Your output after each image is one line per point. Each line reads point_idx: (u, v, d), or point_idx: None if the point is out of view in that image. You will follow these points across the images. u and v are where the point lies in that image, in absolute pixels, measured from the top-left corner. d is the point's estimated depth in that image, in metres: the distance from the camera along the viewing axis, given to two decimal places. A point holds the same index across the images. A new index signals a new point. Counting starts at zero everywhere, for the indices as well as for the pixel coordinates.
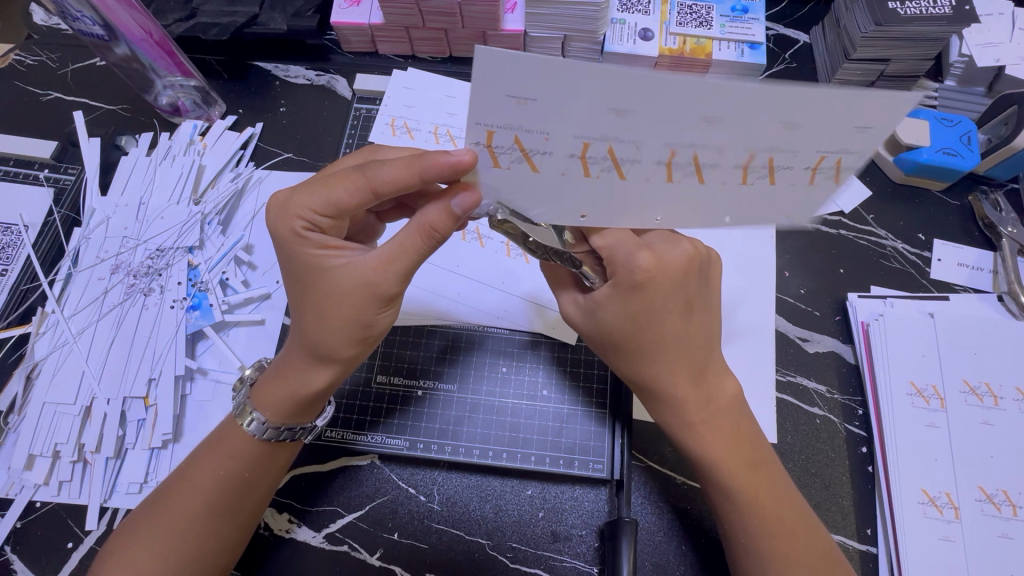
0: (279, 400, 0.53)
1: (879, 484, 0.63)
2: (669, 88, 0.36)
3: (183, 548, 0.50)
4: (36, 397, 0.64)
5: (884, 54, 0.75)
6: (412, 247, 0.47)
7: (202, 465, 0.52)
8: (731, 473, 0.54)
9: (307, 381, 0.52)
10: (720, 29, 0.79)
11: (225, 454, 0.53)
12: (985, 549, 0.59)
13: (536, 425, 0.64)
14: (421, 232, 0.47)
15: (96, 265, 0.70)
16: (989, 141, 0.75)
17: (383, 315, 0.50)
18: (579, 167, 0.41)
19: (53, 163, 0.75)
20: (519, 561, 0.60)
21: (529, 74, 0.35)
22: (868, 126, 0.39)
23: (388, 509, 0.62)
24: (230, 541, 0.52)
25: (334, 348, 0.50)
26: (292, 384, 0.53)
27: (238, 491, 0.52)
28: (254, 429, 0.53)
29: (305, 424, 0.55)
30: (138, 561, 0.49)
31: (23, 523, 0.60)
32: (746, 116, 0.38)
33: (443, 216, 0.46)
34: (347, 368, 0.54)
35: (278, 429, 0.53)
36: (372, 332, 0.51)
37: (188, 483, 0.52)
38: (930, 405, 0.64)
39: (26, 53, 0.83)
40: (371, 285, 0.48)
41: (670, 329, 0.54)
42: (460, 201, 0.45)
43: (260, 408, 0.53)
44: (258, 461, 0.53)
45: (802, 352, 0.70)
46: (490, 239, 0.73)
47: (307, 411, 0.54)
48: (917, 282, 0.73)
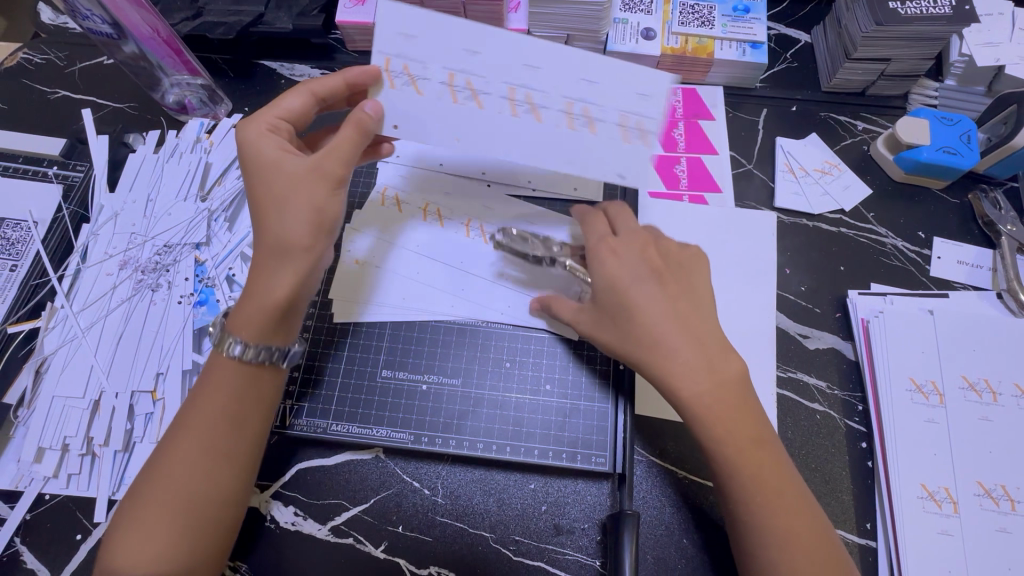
0: (251, 312, 0.52)
1: (878, 478, 0.64)
2: (529, 46, 0.58)
3: (187, 512, 0.49)
4: (45, 391, 0.64)
5: (885, 54, 0.75)
6: (346, 141, 0.55)
7: (192, 407, 0.52)
8: (734, 448, 0.53)
9: (272, 286, 0.53)
10: (722, 29, 0.80)
11: (212, 387, 0.53)
12: (983, 543, 0.59)
13: (539, 418, 0.65)
14: (353, 128, 0.55)
15: (103, 261, 0.70)
16: (989, 139, 0.76)
17: (335, 201, 0.55)
18: (451, 94, 0.58)
19: (60, 160, 0.76)
20: (522, 554, 0.61)
21: (433, 26, 0.57)
22: (643, 92, 0.58)
23: (393, 502, 0.63)
24: (231, 486, 0.52)
25: (291, 236, 0.53)
26: (259, 297, 0.53)
27: (223, 434, 0.51)
28: (234, 351, 0.53)
29: (282, 345, 0.54)
30: (147, 525, 0.48)
31: (32, 515, 0.61)
32: (557, 64, 0.58)
33: (353, 130, 0.55)
34: (306, 267, 0.54)
35: (255, 348, 0.52)
36: (327, 217, 0.54)
37: (180, 432, 0.51)
38: (929, 401, 0.65)
39: (33, 52, 0.84)
40: (319, 170, 0.54)
41: (660, 304, 0.56)
42: (370, 105, 0.57)
43: (237, 332, 0.53)
44: (239, 394, 0.53)
45: (802, 348, 0.70)
46: (494, 236, 0.73)
47: (283, 325, 0.54)
48: (917, 279, 0.74)
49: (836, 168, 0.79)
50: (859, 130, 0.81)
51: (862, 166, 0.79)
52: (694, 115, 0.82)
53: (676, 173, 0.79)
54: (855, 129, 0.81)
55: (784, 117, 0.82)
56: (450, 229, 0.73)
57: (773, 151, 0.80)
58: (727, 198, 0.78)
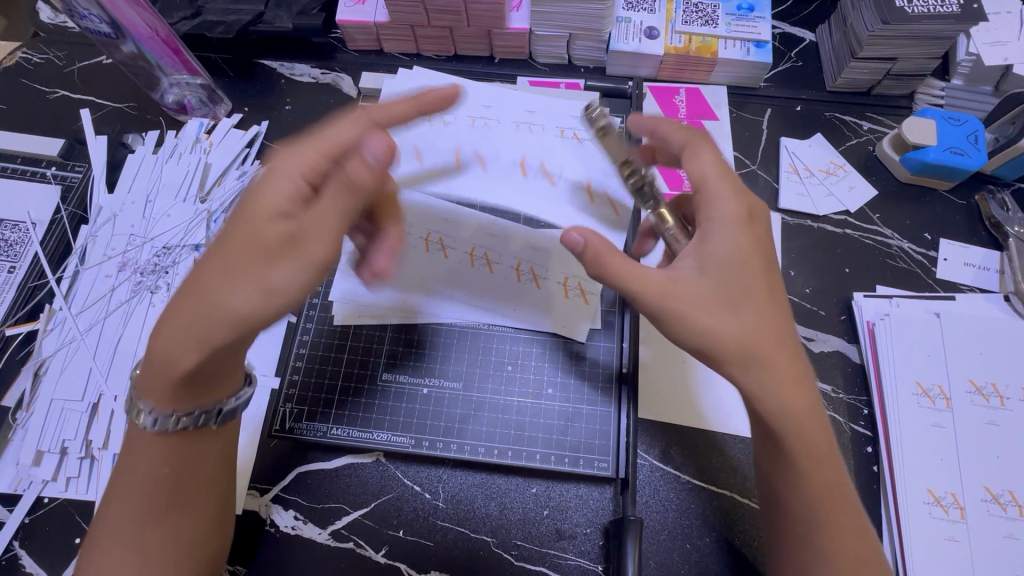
0: (161, 380, 0.47)
1: (884, 484, 0.63)
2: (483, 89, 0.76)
3: (147, 560, 0.49)
4: (44, 393, 0.64)
5: (892, 53, 0.75)
6: (334, 203, 0.47)
7: (146, 447, 0.50)
8: (802, 467, 0.48)
9: (178, 357, 0.46)
10: (726, 28, 0.79)
11: (163, 433, 0.50)
12: (991, 549, 0.59)
13: (541, 422, 0.65)
14: (352, 192, 0.48)
15: (102, 262, 0.70)
16: (997, 140, 0.75)
17: (300, 283, 0.46)
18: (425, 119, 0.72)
19: (59, 161, 0.75)
20: (524, 559, 0.60)
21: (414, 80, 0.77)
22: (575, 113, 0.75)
23: (394, 507, 0.62)
24: (204, 514, 0.52)
25: (232, 302, 0.44)
26: (164, 369, 0.47)
27: (171, 490, 0.50)
28: (146, 423, 0.49)
29: (208, 408, 0.51)
30: (121, 557, 0.49)
31: (30, 519, 0.61)
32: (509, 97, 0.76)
33: (363, 168, 0.48)
34: (218, 346, 0.46)
35: (172, 418, 0.49)
36: (279, 297, 0.45)
37: (139, 471, 0.50)
38: (936, 405, 0.64)
39: (32, 51, 0.83)
40: (298, 238, 0.46)
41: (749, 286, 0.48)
42: (375, 151, 0.49)
43: (146, 400, 0.49)
44: (177, 456, 0.51)
45: (807, 351, 0.70)
46: (499, 265, 0.68)
47: (205, 393, 0.50)
48: (922, 281, 0.73)
49: (841, 169, 0.78)
50: (864, 130, 0.80)
51: (868, 166, 0.78)
52: (698, 115, 0.81)
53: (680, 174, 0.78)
54: (860, 129, 0.81)
55: (788, 117, 0.81)
56: (453, 259, 0.68)
57: (778, 151, 0.80)
58: None
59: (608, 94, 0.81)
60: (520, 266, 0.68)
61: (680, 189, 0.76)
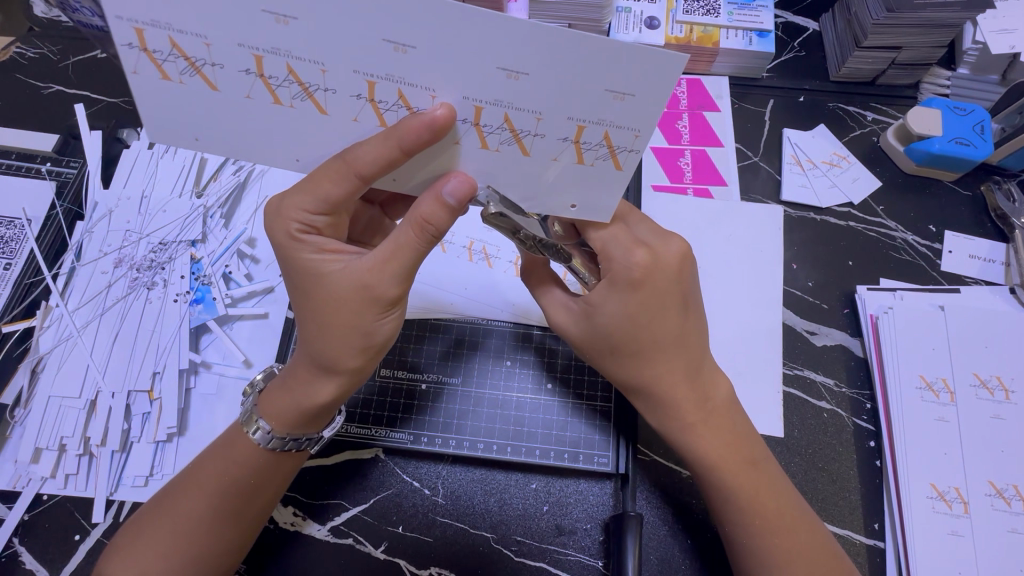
0: (284, 409, 0.52)
1: (887, 478, 0.62)
2: None
3: (179, 550, 0.50)
4: (41, 391, 0.64)
5: (896, 41, 0.73)
6: (407, 244, 0.46)
7: (208, 465, 0.53)
8: (728, 471, 0.54)
9: (313, 392, 0.51)
10: (728, 17, 0.78)
11: (229, 458, 0.52)
12: (995, 543, 0.58)
13: (540, 418, 0.64)
14: (415, 228, 0.45)
15: (98, 258, 0.69)
16: (1003, 130, 0.74)
17: (385, 319, 0.49)
18: (373, 112, 0.41)
19: (55, 157, 0.75)
20: (524, 555, 0.60)
21: None
22: None
23: (393, 503, 0.62)
24: (231, 543, 0.52)
25: (337, 356, 0.49)
26: (296, 395, 0.52)
27: (241, 498, 0.52)
28: (259, 437, 0.52)
29: (313, 434, 0.54)
30: (143, 558, 0.49)
31: (30, 516, 0.61)
32: None
33: (435, 207, 0.44)
34: (355, 379, 0.52)
35: (283, 439, 0.52)
36: (375, 340, 0.50)
37: (190, 485, 0.52)
38: (940, 399, 0.63)
39: (27, 45, 0.82)
40: (368, 289, 0.47)
41: (667, 327, 0.54)
42: (453, 189, 0.44)
43: (266, 417, 0.52)
44: (263, 469, 0.53)
45: (809, 346, 0.69)
46: (497, 259, 0.71)
47: (315, 421, 0.53)
48: (927, 274, 0.72)
49: (845, 160, 0.77)
50: (869, 121, 0.79)
51: (871, 157, 0.77)
52: (699, 107, 0.80)
53: (681, 166, 0.77)
54: (865, 120, 0.79)
55: (791, 108, 0.80)
56: (451, 253, 0.71)
57: (780, 143, 0.78)
58: (732, 191, 0.76)
59: None
60: (518, 260, 0.71)
61: (679, 182, 0.76)
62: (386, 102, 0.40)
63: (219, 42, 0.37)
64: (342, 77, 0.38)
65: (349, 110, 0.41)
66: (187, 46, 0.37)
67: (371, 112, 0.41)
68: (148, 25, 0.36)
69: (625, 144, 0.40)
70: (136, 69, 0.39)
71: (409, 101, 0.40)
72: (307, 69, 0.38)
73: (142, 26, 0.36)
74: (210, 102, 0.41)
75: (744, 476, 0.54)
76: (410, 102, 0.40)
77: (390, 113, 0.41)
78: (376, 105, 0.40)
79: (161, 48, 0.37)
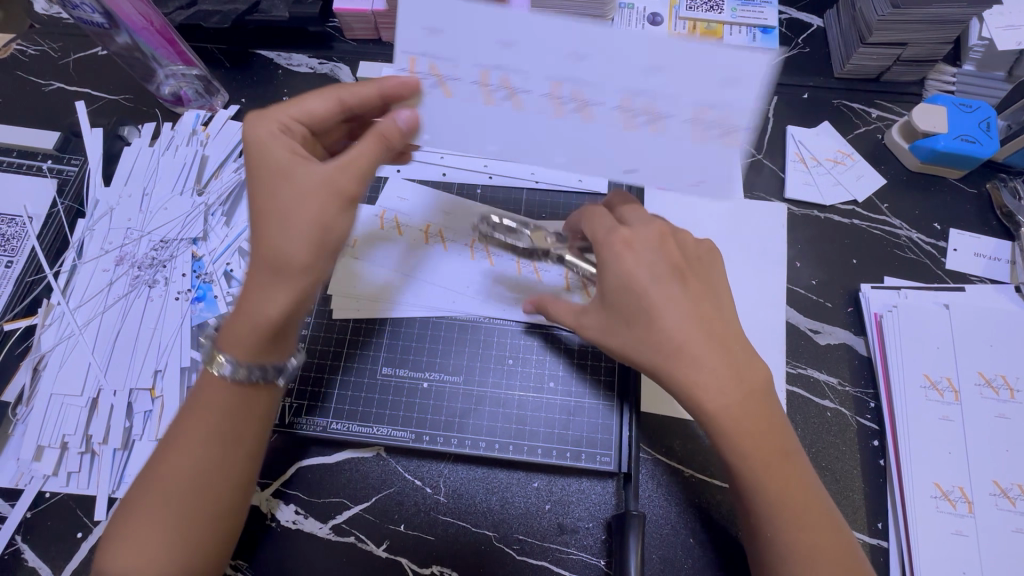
0: (241, 333, 0.50)
1: (891, 477, 0.62)
2: None
3: (188, 522, 0.49)
4: (43, 389, 0.64)
5: (901, 38, 0.73)
6: (363, 155, 0.51)
7: (187, 424, 0.51)
8: (746, 444, 0.50)
9: (263, 308, 0.50)
10: (732, 14, 0.77)
11: (206, 410, 0.51)
12: (999, 543, 0.58)
13: (542, 417, 0.64)
14: (375, 140, 0.51)
15: (100, 256, 0.69)
16: (1010, 127, 0.73)
17: (342, 218, 0.51)
18: (551, 106, 0.49)
19: (55, 154, 0.75)
20: (526, 554, 0.60)
21: None
22: None
23: (394, 501, 0.62)
24: (226, 502, 0.51)
25: (290, 255, 0.49)
26: (248, 315, 0.50)
27: (226, 445, 0.51)
28: (224, 371, 0.51)
29: (277, 362, 0.53)
30: (144, 538, 0.48)
31: (33, 513, 0.61)
32: None
33: (392, 126, 0.50)
34: (308, 288, 0.51)
35: (247, 367, 0.50)
36: (330, 237, 0.50)
37: (174, 450, 0.50)
38: (944, 398, 0.63)
39: (27, 43, 0.82)
40: (329, 182, 0.50)
41: (665, 293, 0.52)
42: (405, 117, 0.50)
43: (227, 350, 0.51)
44: (238, 408, 0.51)
45: (813, 344, 0.68)
46: (499, 257, 0.70)
47: (277, 345, 0.52)
48: (931, 272, 0.71)
49: (849, 157, 0.77)
50: (873, 117, 0.79)
51: (876, 155, 0.77)
52: None
53: None
54: (869, 116, 0.79)
55: (794, 105, 0.80)
56: (453, 251, 0.70)
57: (785, 140, 0.78)
58: None
59: None
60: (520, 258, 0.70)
61: None
62: (566, 99, 0.48)
63: (462, 71, 0.48)
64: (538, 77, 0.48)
65: (466, 96, 0.50)
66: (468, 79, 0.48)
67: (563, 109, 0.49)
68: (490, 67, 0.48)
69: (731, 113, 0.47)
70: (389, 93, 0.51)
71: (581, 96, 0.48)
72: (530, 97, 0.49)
73: (436, 61, 0.49)
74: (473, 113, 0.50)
75: (764, 439, 0.50)
76: (582, 97, 0.48)
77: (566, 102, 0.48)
78: (557, 101, 0.48)
79: (424, 74, 0.49)
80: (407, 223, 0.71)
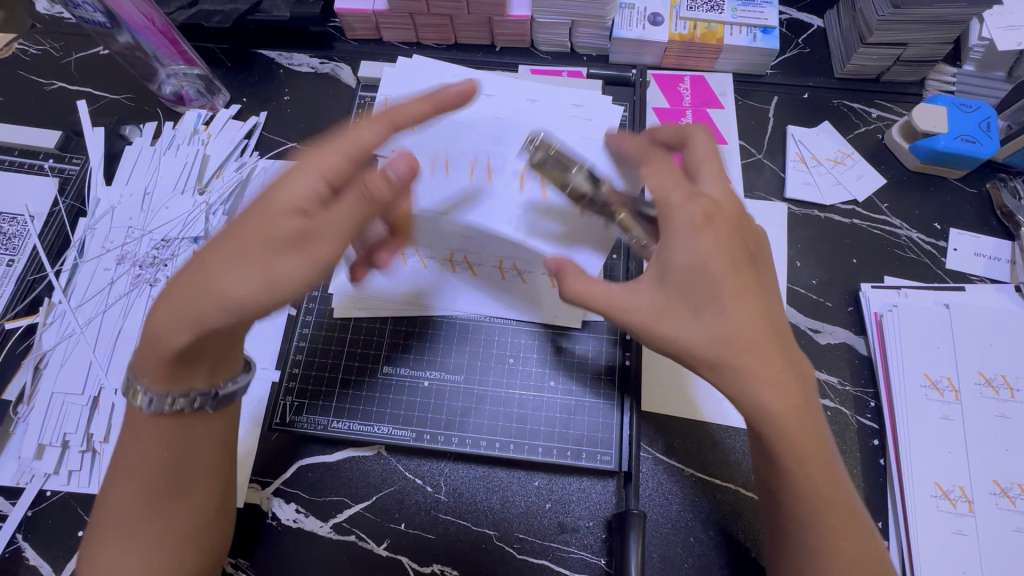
0: (154, 365, 0.47)
1: (891, 477, 0.62)
2: (476, 78, 0.75)
3: (150, 543, 0.49)
4: (44, 388, 0.64)
5: (901, 38, 0.73)
6: (361, 210, 0.44)
7: (124, 451, 0.50)
8: (800, 456, 0.45)
9: (169, 338, 0.45)
10: (732, 14, 0.78)
11: (140, 434, 0.50)
12: (1000, 542, 0.58)
13: (543, 416, 0.64)
14: (349, 155, 0.45)
15: (101, 255, 0.69)
16: (1010, 127, 0.73)
17: (338, 271, 0.46)
18: None
19: (56, 153, 0.75)
20: (526, 553, 0.60)
21: (406, 71, 0.76)
22: (576, 103, 0.74)
23: (395, 500, 0.62)
24: (186, 524, 0.51)
25: (231, 292, 0.42)
26: (155, 347, 0.47)
27: (167, 471, 0.50)
28: (145, 403, 0.49)
29: (200, 388, 0.50)
30: (109, 558, 0.49)
31: (34, 512, 0.61)
32: (506, 89, 0.75)
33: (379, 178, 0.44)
34: (230, 328, 0.46)
35: (167, 397, 0.48)
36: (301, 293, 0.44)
37: (124, 475, 0.49)
38: (944, 397, 0.63)
39: (28, 42, 0.83)
40: (334, 229, 0.43)
41: (733, 285, 0.45)
42: (397, 167, 0.45)
43: (144, 382, 0.48)
44: (173, 434, 0.50)
45: (813, 344, 0.69)
46: None
47: (195, 372, 0.49)
48: (931, 272, 0.72)
49: (849, 157, 0.77)
50: (873, 117, 0.79)
51: (876, 155, 0.77)
52: (702, 103, 0.80)
53: None
54: (869, 116, 0.79)
55: (794, 105, 0.80)
56: None
57: (785, 140, 0.78)
58: (735, 188, 0.76)
59: (610, 82, 0.79)
60: None
61: None
62: None
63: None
64: None
65: None
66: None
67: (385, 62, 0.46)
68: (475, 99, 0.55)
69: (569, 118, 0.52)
70: None
71: None
72: None
73: None
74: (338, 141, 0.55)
75: (811, 456, 0.45)
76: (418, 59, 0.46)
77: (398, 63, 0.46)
78: None
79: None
80: None
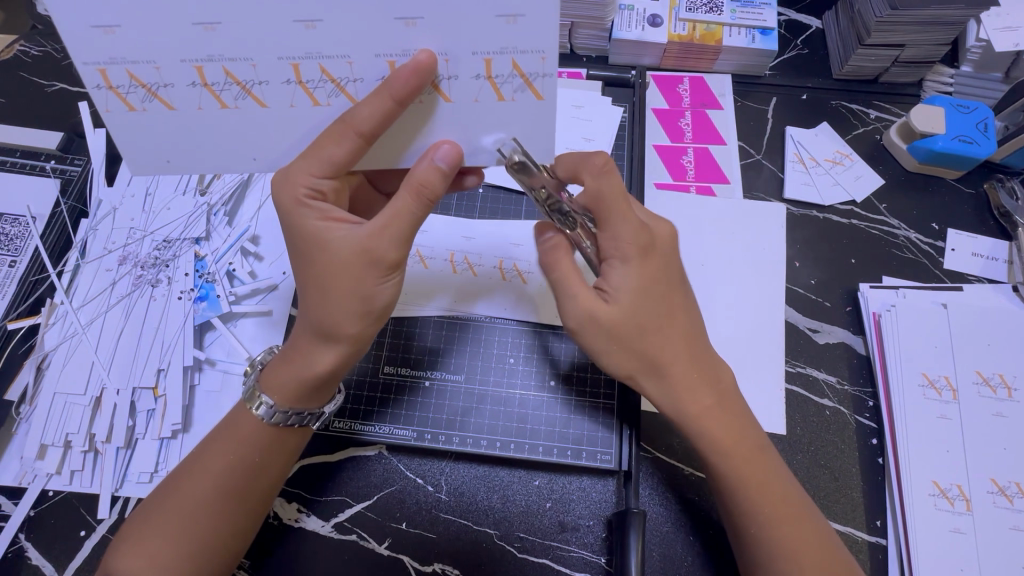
0: (287, 382, 0.53)
1: (889, 476, 0.63)
2: None
3: (199, 538, 0.50)
4: (46, 388, 0.64)
5: (899, 39, 0.73)
6: (405, 210, 0.48)
7: (216, 447, 0.53)
8: (733, 459, 0.54)
9: (313, 362, 0.52)
10: (731, 15, 0.78)
11: (234, 438, 0.53)
12: (997, 541, 0.58)
13: (544, 416, 0.64)
14: (413, 193, 0.47)
15: (102, 256, 0.70)
16: (1006, 128, 0.74)
17: (385, 285, 0.50)
18: (304, 94, 0.45)
19: (58, 155, 0.75)
20: (527, 551, 0.60)
21: None
22: (576, 104, 0.77)
23: (396, 500, 0.62)
24: (235, 526, 0.52)
25: (338, 324, 0.51)
26: (297, 365, 0.53)
27: (250, 474, 0.52)
28: (263, 413, 0.53)
29: (314, 409, 0.55)
30: (150, 546, 0.49)
31: (36, 512, 0.61)
32: None
33: (431, 172, 0.47)
34: (354, 350, 0.53)
35: (285, 413, 0.53)
36: (375, 307, 0.51)
37: (197, 471, 0.52)
38: (942, 397, 0.64)
39: (30, 44, 0.83)
40: (369, 253, 0.49)
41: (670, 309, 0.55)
42: (443, 155, 0.47)
43: (268, 393, 0.53)
44: (268, 445, 0.53)
45: (812, 343, 0.69)
46: (530, 275, 0.70)
47: (316, 395, 0.54)
48: (929, 272, 0.72)
49: (847, 158, 0.77)
50: (871, 118, 0.79)
51: (874, 155, 0.77)
52: (701, 104, 0.80)
53: (683, 164, 0.78)
54: (867, 117, 0.79)
55: (793, 105, 0.80)
56: (483, 276, 0.70)
57: (783, 141, 0.79)
58: (735, 189, 0.76)
59: (610, 83, 0.79)
60: None
61: (682, 179, 0.77)
62: (311, 81, 0.44)
63: (166, 63, 0.42)
64: (270, 67, 0.43)
65: (283, 99, 0.45)
66: (141, 74, 0.43)
67: (301, 94, 0.45)
68: (498, 54, 0.43)
69: (535, 70, 0.44)
70: (107, 106, 0.45)
71: (329, 75, 0.44)
72: (238, 67, 0.43)
73: (104, 66, 0.42)
74: (258, 120, 0.47)
75: (747, 460, 0.54)
76: (331, 75, 0.44)
77: (318, 90, 0.45)
78: (305, 87, 0.45)
79: (217, 79, 0.44)
80: (430, 255, 0.70)
